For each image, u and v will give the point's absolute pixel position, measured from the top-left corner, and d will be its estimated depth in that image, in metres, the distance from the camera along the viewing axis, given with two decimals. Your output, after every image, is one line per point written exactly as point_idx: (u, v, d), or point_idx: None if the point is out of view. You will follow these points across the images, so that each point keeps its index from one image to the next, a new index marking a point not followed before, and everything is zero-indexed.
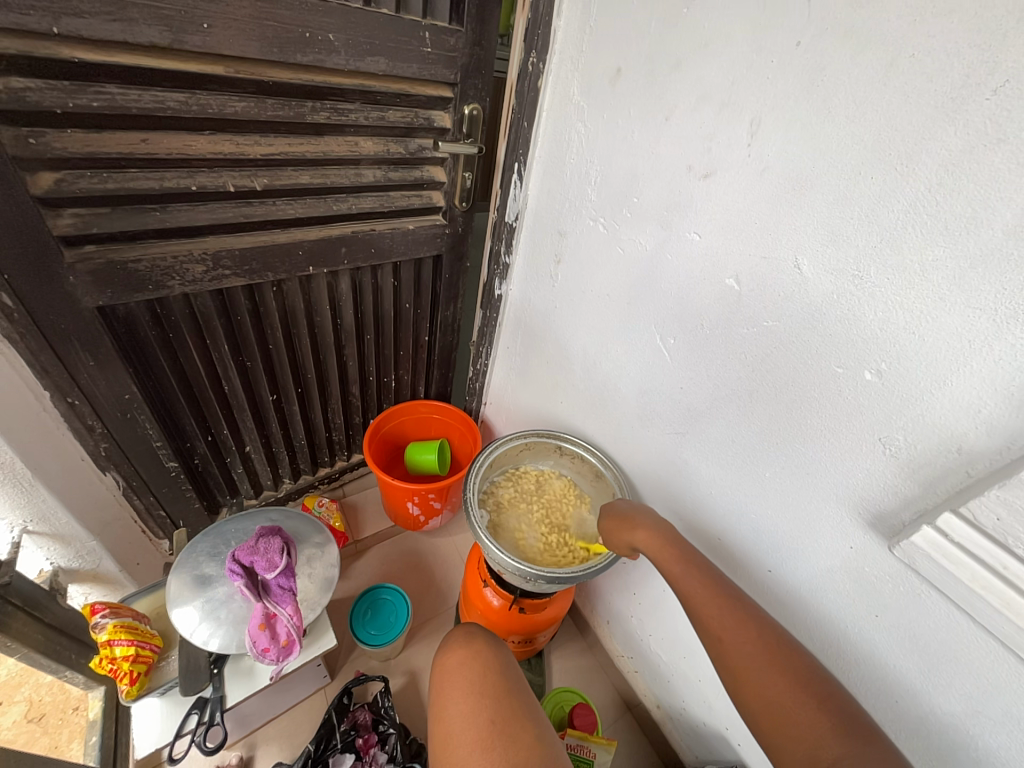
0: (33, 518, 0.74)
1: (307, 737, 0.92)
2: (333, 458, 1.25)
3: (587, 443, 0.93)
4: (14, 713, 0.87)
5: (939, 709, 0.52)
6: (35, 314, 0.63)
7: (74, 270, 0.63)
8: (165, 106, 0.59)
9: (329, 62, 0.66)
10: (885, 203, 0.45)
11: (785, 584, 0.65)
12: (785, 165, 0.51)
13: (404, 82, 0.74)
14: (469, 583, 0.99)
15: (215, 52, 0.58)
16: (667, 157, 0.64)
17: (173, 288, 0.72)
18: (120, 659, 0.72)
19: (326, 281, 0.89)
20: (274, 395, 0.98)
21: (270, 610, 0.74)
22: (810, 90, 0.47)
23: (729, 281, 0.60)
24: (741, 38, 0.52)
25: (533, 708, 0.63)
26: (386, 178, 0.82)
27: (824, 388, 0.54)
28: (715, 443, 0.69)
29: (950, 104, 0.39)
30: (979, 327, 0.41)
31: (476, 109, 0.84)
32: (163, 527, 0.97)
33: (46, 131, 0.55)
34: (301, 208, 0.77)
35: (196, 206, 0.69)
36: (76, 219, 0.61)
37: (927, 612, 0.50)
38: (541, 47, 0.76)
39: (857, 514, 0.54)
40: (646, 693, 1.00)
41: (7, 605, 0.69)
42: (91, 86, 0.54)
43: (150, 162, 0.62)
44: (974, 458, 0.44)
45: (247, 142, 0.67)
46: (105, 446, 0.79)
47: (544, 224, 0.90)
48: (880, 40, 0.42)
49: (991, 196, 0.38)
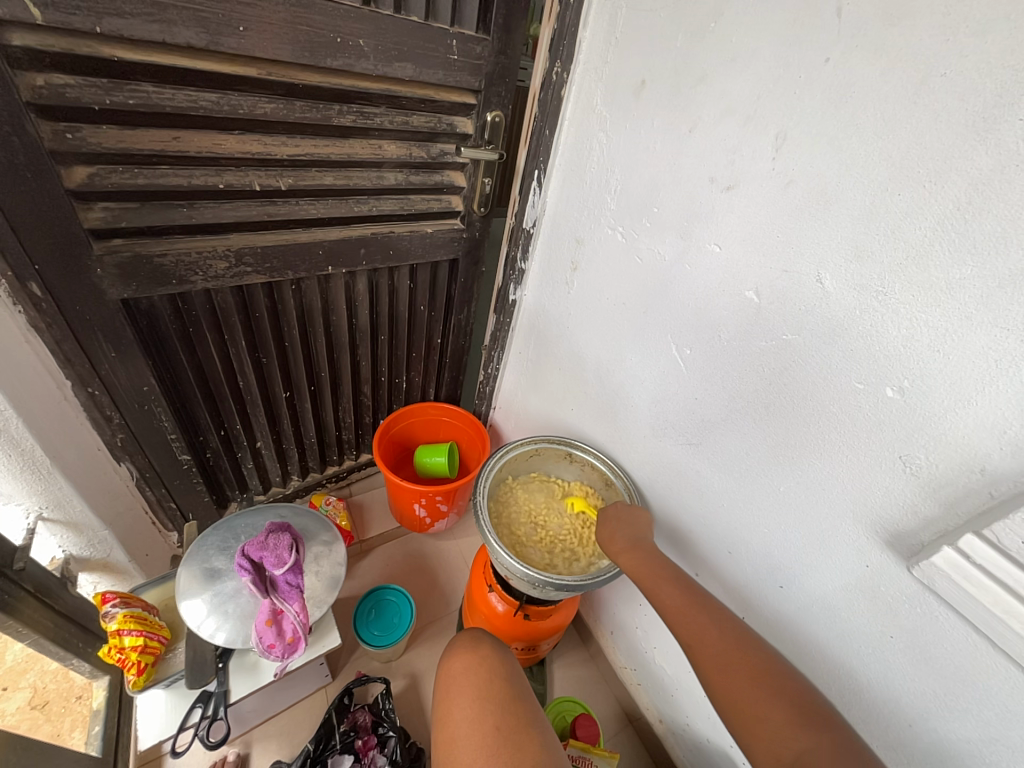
0: (49, 505, 0.74)
1: (306, 736, 0.92)
2: (342, 457, 1.26)
3: (597, 451, 0.93)
4: (18, 699, 0.85)
5: (956, 736, 0.51)
6: (63, 305, 0.64)
7: (102, 262, 0.64)
8: (197, 105, 0.60)
9: (358, 67, 0.67)
10: (912, 219, 0.44)
11: (796, 600, 0.64)
12: (810, 179, 0.51)
13: (429, 88, 0.76)
14: (474, 587, 0.99)
15: (249, 55, 0.60)
16: (688, 168, 0.64)
17: (195, 283, 0.73)
18: (128, 648, 0.73)
19: (344, 281, 0.90)
20: (286, 392, 0.99)
21: (277, 606, 0.74)
22: (838, 106, 0.48)
23: (749, 294, 0.60)
24: (769, 52, 0.52)
25: (539, 719, 0.62)
26: (407, 181, 0.83)
27: (843, 404, 0.53)
28: (728, 454, 0.69)
29: (981, 124, 0.39)
30: (1006, 347, 0.41)
31: (498, 116, 0.84)
32: (173, 519, 0.98)
33: (82, 126, 0.56)
34: (323, 208, 0.78)
35: (222, 203, 0.70)
36: (106, 213, 0.62)
37: (944, 634, 0.49)
38: (566, 57, 0.77)
39: (874, 532, 0.53)
40: (649, 706, 0.99)
41: (20, 590, 0.69)
42: (127, 84, 0.56)
43: (179, 159, 0.64)
44: (998, 479, 0.43)
45: (274, 143, 0.68)
46: (121, 436, 0.80)
47: (561, 230, 0.90)
48: (910, 57, 0.42)
49: (1022, 216, 0.38)
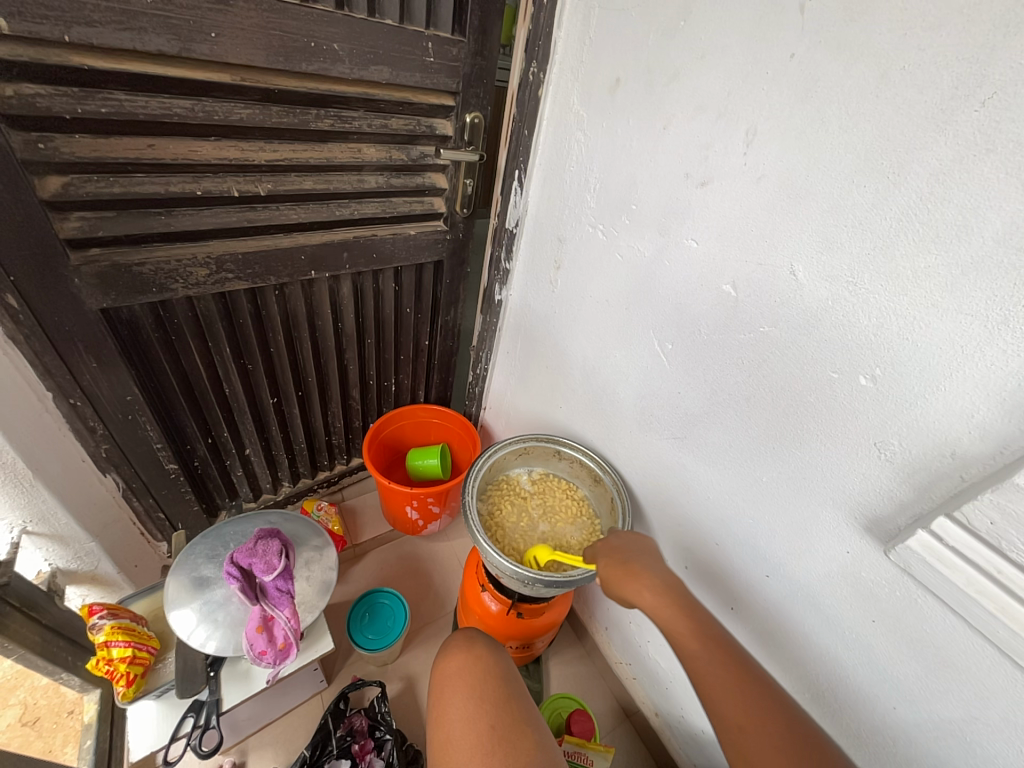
0: (33, 519, 0.73)
1: (302, 743, 0.91)
2: (332, 462, 1.26)
3: (585, 447, 0.94)
4: (9, 717, 0.86)
5: (938, 715, 0.52)
6: (41, 317, 0.64)
7: (79, 272, 0.64)
8: (172, 113, 0.60)
9: (333, 71, 0.67)
10: (878, 211, 0.45)
11: (782, 588, 0.65)
12: (780, 172, 0.52)
13: (406, 91, 0.76)
14: (467, 588, 0.99)
15: (222, 61, 0.60)
16: (664, 165, 0.65)
17: (176, 291, 0.73)
18: (117, 661, 0.72)
19: (328, 285, 0.90)
20: (274, 398, 0.99)
21: (268, 613, 0.74)
22: (805, 100, 0.48)
23: (726, 288, 0.61)
24: (737, 49, 0.53)
25: (532, 713, 0.63)
26: (388, 184, 0.83)
27: (819, 393, 0.54)
28: (712, 446, 0.70)
29: (940, 115, 0.40)
30: (971, 333, 0.42)
31: (477, 117, 0.85)
32: (161, 529, 0.97)
33: (54, 136, 0.56)
34: (303, 213, 0.78)
35: (201, 210, 0.70)
36: (82, 222, 0.62)
37: (923, 616, 0.50)
38: (542, 57, 0.78)
39: (854, 518, 0.54)
40: (644, 700, 1.00)
41: (5, 606, 0.69)
42: (99, 93, 0.55)
43: (156, 167, 0.63)
44: (969, 462, 0.44)
45: (252, 149, 0.68)
46: (106, 447, 0.79)
47: (544, 228, 0.90)
48: (871, 52, 0.43)
49: (981, 204, 0.39)
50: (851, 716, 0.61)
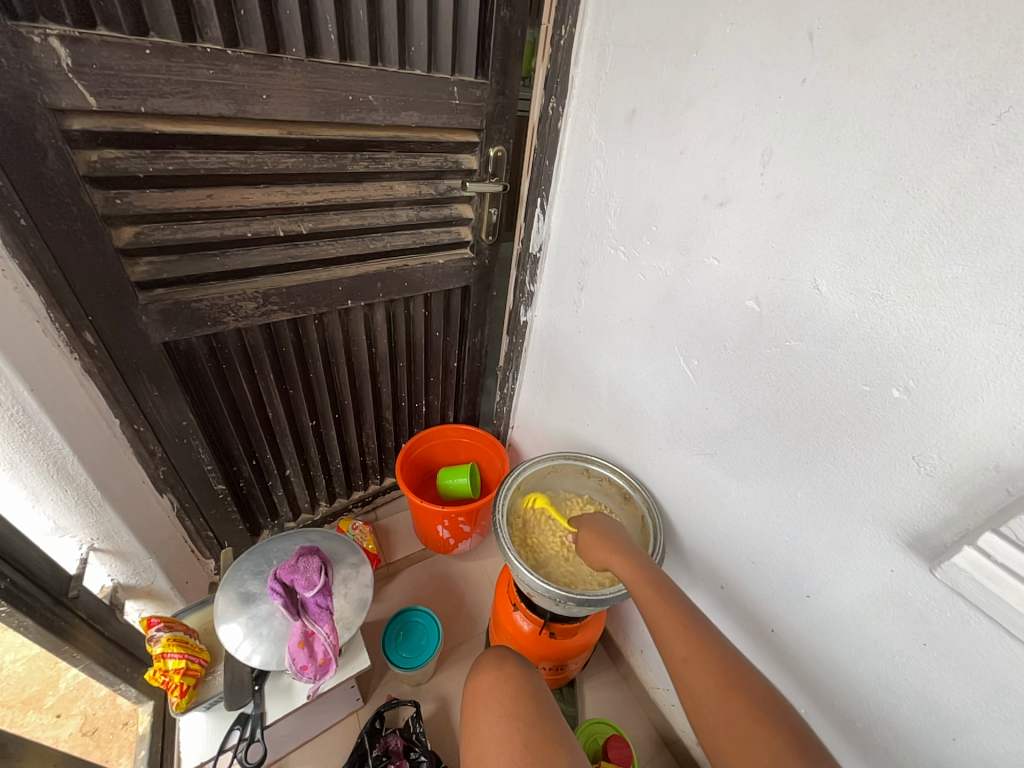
0: (100, 536, 0.79)
1: (340, 760, 0.93)
2: (367, 481, 1.30)
3: (614, 465, 0.94)
4: (71, 726, 0.90)
5: (1003, 750, 0.49)
6: (113, 351, 0.70)
7: (146, 310, 0.70)
8: (228, 165, 0.67)
9: (368, 119, 0.73)
10: (899, 223, 0.46)
11: (824, 610, 0.63)
12: (798, 191, 0.53)
13: (434, 131, 0.81)
14: (499, 607, 0.99)
15: (272, 118, 0.66)
16: (682, 187, 0.67)
17: (228, 324, 0.79)
18: (172, 671, 0.76)
19: (363, 313, 0.95)
20: (313, 421, 1.04)
21: (308, 628, 0.77)
22: (818, 121, 0.50)
23: (750, 303, 0.61)
24: (749, 76, 0.55)
25: (566, 735, 0.62)
26: (418, 216, 0.88)
27: (851, 406, 0.54)
28: (743, 461, 0.69)
29: (957, 130, 0.41)
30: (1006, 343, 0.41)
31: (500, 151, 0.90)
32: (210, 548, 1.04)
33: (129, 192, 0.63)
34: (341, 248, 0.83)
35: (250, 250, 0.76)
36: (150, 266, 0.69)
37: (977, 638, 0.48)
38: (561, 93, 0.82)
39: (896, 536, 0.53)
40: (685, 729, 0.96)
41: (74, 617, 0.74)
42: (168, 152, 0.63)
43: (213, 214, 0.70)
44: (1014, 476, 0.43)
45: (296, 192, 0.74)
46: (163, 469, 0.86)
47: (567, 252, 0.94)
48: (883, 74, 0.44)
49: (1006, 215, 0.39)
50: (907, 747, 0.58)
